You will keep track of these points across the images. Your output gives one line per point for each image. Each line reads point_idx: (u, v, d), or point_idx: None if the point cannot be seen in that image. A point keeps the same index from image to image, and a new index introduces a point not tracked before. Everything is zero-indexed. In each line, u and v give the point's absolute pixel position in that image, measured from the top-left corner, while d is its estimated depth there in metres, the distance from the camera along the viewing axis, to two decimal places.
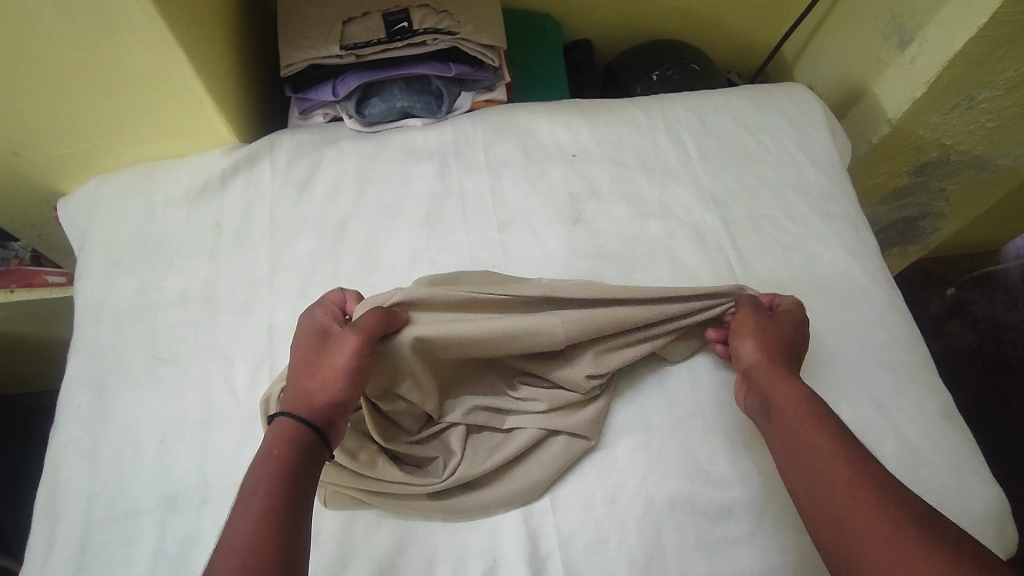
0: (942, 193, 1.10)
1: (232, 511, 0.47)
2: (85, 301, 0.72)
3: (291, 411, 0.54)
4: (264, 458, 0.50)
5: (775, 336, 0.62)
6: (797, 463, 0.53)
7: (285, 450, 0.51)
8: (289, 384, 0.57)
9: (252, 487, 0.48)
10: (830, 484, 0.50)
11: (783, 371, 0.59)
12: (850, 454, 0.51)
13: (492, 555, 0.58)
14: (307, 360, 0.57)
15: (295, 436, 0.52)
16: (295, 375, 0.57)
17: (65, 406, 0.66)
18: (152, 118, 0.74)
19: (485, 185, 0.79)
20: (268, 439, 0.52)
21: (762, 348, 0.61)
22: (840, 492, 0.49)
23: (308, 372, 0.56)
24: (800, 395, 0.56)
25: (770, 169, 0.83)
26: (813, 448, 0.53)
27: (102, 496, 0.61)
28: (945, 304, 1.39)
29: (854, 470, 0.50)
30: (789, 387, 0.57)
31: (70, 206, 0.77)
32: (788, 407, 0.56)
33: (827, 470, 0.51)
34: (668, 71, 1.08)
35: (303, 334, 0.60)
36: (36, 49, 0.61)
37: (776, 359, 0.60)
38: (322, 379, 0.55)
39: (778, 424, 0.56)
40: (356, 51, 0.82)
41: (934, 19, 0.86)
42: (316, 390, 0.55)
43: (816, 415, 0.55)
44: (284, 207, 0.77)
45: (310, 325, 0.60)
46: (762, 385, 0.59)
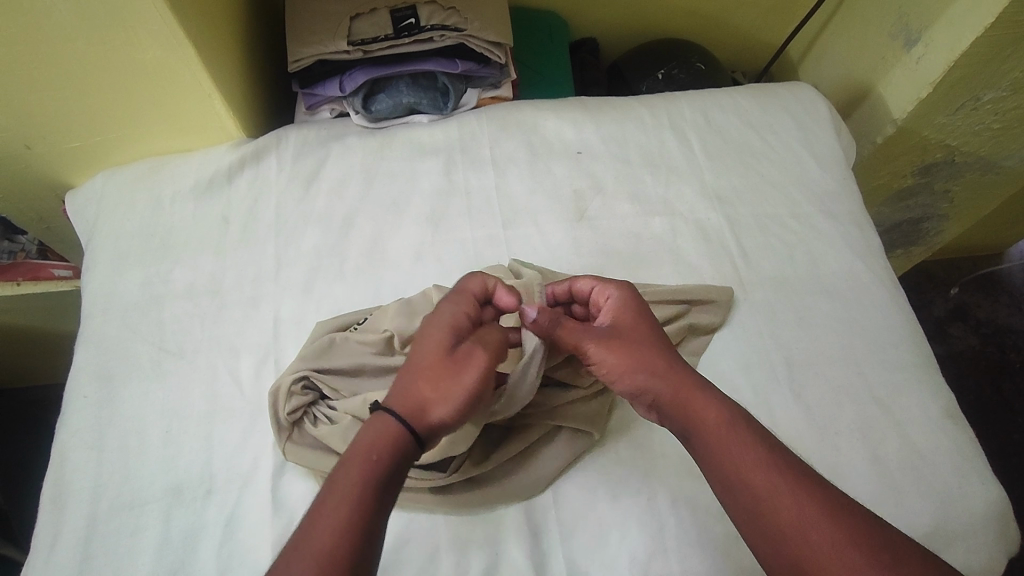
0: (947, 194, 1.10)
1: (320, 509, 0.45)
2: (92, 292, 0.73)
3: (402, 412, 0.50)
4: (361, 461, 0.47)
5: (635, 349, 0.55)
6: (735, 497, 0.48)
7: (385, 459, 0.48)
8: (408, 379, 0.52)
9: (338, 489, 0.46)
10: (776, 520, 0.46)
11: (690, 386, 0.53)
12: (792, 479, 0.47)
13: (495, 549, 0.58)
14: (433, 358, 0.52)
15: (399, 447, 0.49)
16: (417, 373, 0.52)
17: (71, 396, 0.67)
18: (161, 113, 0.74)
19: (490, 182, 0.79)
20: (367, 436, 0.49)
21: (632, 376, 0.54)
22: (790, 529, 0.45)
23: (432, 378, 0.51)
24: (721, 416, 0.51)
25: (774, 167, 0.83)
26: (750, 479, 0.47)
27: (108, 486, 0.62)
28: (949, 307, 1.39)
29: (796, 488, 0.46)
30: (703, 410, 0.52)
31: (78, 198, 0.78)
32: (712, 434, 0.50)
33: (770, 502, 0.46)
34: (674, 69, 1.09)
35: (437, 321, 0.55)
36: (47, 43, 0.62)
37: (661, 378, 0.54)
38: (443, 388, 0.51)
39: (705, 454, 0.50)
40: (363, 47, 0.82)
41: (941, 19, 0.86)
42: (433, 397, 0.51)
43: (744, 437, 0.49)
44: (290, 202, 0.77)
45: (451, 315, 0.55)
46: (675, 414, 0.53)
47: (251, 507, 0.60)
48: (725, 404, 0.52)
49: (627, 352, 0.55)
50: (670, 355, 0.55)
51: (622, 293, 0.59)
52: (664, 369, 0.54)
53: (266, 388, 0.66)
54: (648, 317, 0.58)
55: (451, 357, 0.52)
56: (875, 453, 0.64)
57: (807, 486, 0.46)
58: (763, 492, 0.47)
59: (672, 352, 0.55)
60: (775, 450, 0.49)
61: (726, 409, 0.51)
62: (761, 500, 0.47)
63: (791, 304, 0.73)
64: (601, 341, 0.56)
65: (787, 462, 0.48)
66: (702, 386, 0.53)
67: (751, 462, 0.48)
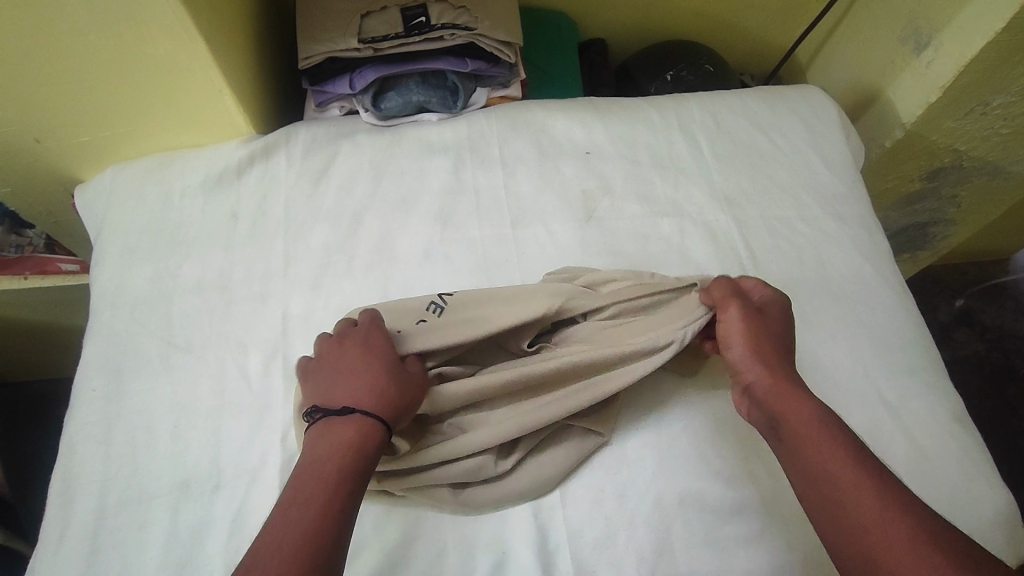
0: (954, 199, 1.09)
1: (292, 488, 0.50)
2: (101, 286, 0.73)
3: (376, 407, 0.54)
4: (335, 461, 0.51)
5: (766, 341, 0.59)
6: (817, 489, 0.50)
7: (365, 450, 0.52)
8: (359, 385, 0.56)
9: (313, 477, 0.50)
10: (853, 510, 0.47)
11: (790, 386, 0.56)
12: (872, 478, 0.48)
13: (502, 547, 0.58)
14: (388, 364, 0.57)
15: (372, 435, 0.53)
16: (367, 376, 0.56)
17: (80, 390, 0.67)
18: (172, 108, 0.74)
19: (499, 181, 0.79)
20: (338, 439, 0.52)
21: (750, 345, 0.59)
22: (867, 520, 0.46)
23: (385, 377, 0.56)
24: (810, 415, 0.53)
25: (783, 170, 0.83)
26: (833, 470, 0.50)
27: (115, 480, 0.62)
28: (954, 312, 1.39)
29: (872, 483, 0.48)
30: (799, 402, 0.54)
31: (87, 193, 0.78)
32: (800, 431, 0.53)
33: (850, 495, 0.48)
34: (683, 71, 1.09)
35: (375, 339, 0.59)
36: (61, 38, 0.62)
37: (772, 359, 0.58)
38: (405, 388, 0.57)
39: (793, 447, 0.53)
40: (373, 44, 0.82)
41: (951, 23, 0.86)
42: (399, 395, 0.56)
43: (834, 436, 0.52)
44: (299, 199, 0.77)
45: (382, 332, 0.60)
46: (767, 398, 0.56)
47: (259, 502, 0.60)
48: (820, 408, 0.54)
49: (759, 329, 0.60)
50: (783, 358, 0.59)
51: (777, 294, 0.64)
52: (776, 359, 0.58)
53: (274, 384, 0.66)
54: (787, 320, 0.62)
55: (404, 364, 0.58)
56: (882, 457, 0.64)
57: (885, 487, 0.48)
58: (843, 485, 0.49)
59: (786, 356, 0.59)
60: (860, 452, 0.50)
61: (820, 413, 0.54)
62: (840, 492, 0.48)
63: (799, 306, 0.73)
64: (746, 313, 0.61)
65: (870, 463, 0.50)
66: (799, 388, 0.56)
67: (835, 457, 0.50)
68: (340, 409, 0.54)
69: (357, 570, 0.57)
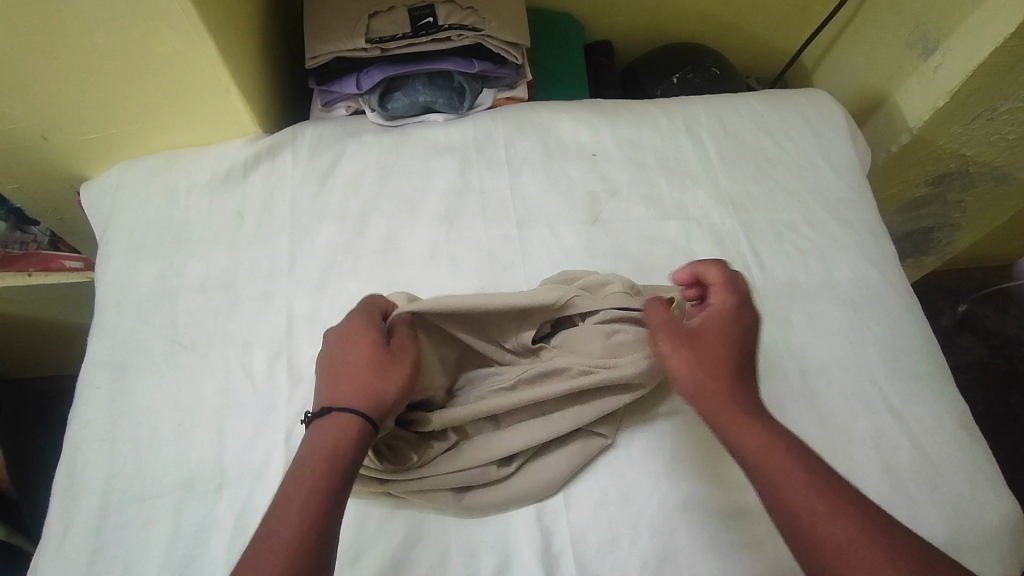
0: (960, 205, 1.09)
1: (281, 489, 0.49)
2: (106, 284, 0.73)
3: (354, 405, 0.53)
4: (320, 466, 0.50)
5: (708, 358, 0.55)
6: (782, 516, 0.48)
7: (349, 450, 0.51)
8: (350, 380, 0.54)
9: (301, 480, 0.49)
10: (818, 535, 0.45)
11: (739, 408, 0.53)
12: (835, 499, 0.47)
13: (505, 550, 0.58)
14: (366, 356, 0.56)
15: (355, 434, 0.52)
16: (359, 370, 0.55)
17: (84, 387, 0.67)
18: (179, 106, 0.74)
19: (505, 182, 0.79)
20: (322, 442, 0.51)
21: (686, 374, 0.54)
22: (833, 547, 0.45)
23: (377, 370, 0.55)
24: (764, 437, 0.51)
25: (790, 173, 0.83)
26: (795, 496, 0.47)
27: (119, 479, 0.62)
28: (957, 318, 1.39)
29: (838, 502, 0.46)
30: (750, 427, 0.51)
31: (93, 190, 0.78)
32: (758, 456, 0.50)
33: (813, 521, 0.46)
34: (689, 74, 1.09)
35: (355, 329, 0.58)
36: (69, 35, 0.62)
37: (715, 382, 0.54)
38: (384, 377, 0.55)
39: (753, 472, 0.50)
40: (381, 45, 0.82)
41: (960, 29, 0.86)
42: (379, 384, 0.54)
43: (793, 456, 0.49)
44: (305, 199, 0.77)
45: (362, 320, 0.59)
46: (720, 424, 0.53)
47: (262, 502, 0.60)
48: (774, 425, 0.52)
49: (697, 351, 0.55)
50: (732, 370, 0.54)
51: (725, 299, 0.58)
52: (718, 384, 0.54)
53: (278, 383, 0.66)
54: (745, 324, 0.57)
55: (384, 351, 0.56)
56: (887, 463, 0.64)
57: (846, 505, 0.46)
58: (803, 511, 0.47)
59: (736, 368, 0.55)
60: (819, 470, 0.48)
61: (775, 431, 0.51)
62: (803, 518, 0.47)
63: (805, 311, 0.72)
64: (680, 338, 0.56)
65: (830, 481, 0.48)
66: (751, 407, 0.53)
67: (796, 480, 0.48)
68: (319, 411, 0.53)
69: (360, 571, 0.56)
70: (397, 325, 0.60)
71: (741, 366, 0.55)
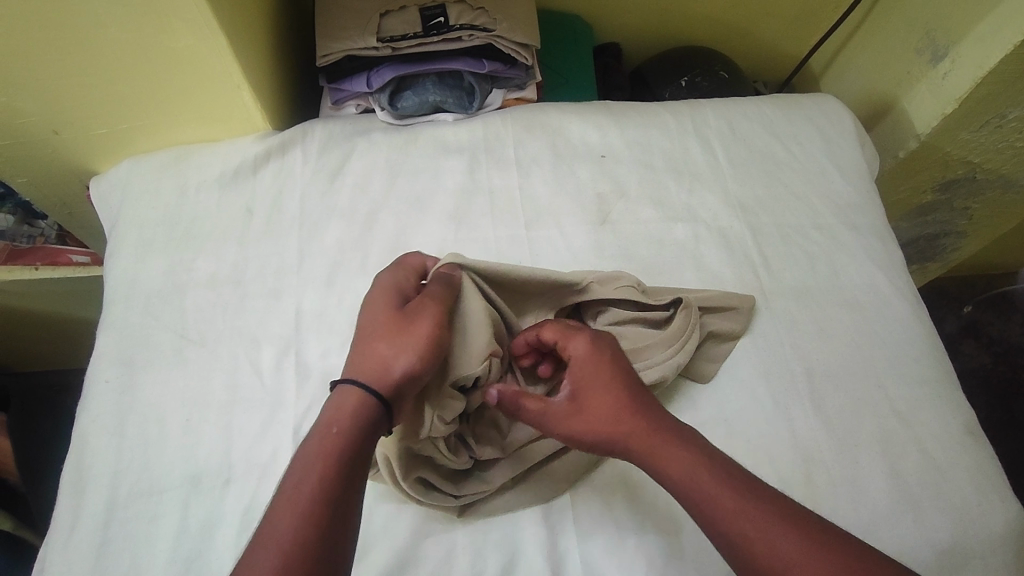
0: (966, 211, 1.09)
1: (283, 480, 0.47)
2: (115, 278, 0.73)
3: (361, 375, 0.53)
4: (312, 462, 0.48)
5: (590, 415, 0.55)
6: (723, 542, 0.48)
7: (345, 432, 0.50)
8: (363, 349, 0.55)
9: (303, 472, 0.47)
10: (761, 555, 0.46)
11: (655, 443, 0.53)
12: (771, 516, 0.48)
13: (511, 550, 0.58)
14: (383, 322, 0.56)
15: (359, 413, 0.51)
16: (372, 338, 0.55)
17: (93, 381, 0.67)
18: (189, 102, 0.74)
19: (514, 182, 0.79)
20: (319, 431, 0.50)
21: (583, 430, 0.55)
22: (773, 563, 0.46)
23: (384, 338, 0.55)
24: (688, 461, 0.51)
25: (798, 177, 0.83)
26: (729, 516, 0.48)
27: (127, 472, 0.62)
28: (960, 324, 1.39)
29: (775, 520, 0.47)
30: (675, 452, 0.52)
31: (103, 185, 0.78)
32: (683, 484, 0.50)
33: (749, 539, 0.47)
34: (698, 77, 1.09)
35: (380, 294, 0.59)
36: (82, 30, 0.62)
37: (619, 420, 0.54)
38: (395, 345, 0.54)
39: (686, 498, 0.50)
40: (392, 43, 0.82)
41: (970, 35, 0.86)
42: (388, 351, 0.54)
43: (719, 474, 0.50)
44: (314, 196, 0.77)
45: (389, 284, 0.60)
46: (644, 456, 0.53)
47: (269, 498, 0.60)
48: (693, 442, 0.52)
49: (583, 401, 0.56)
50: (627, 413, 0.55)
51: (581, 338, 0.60)
52: (624, 422, 0.54)
53: (286, 380, 0.66)
54: (611, 354, 0.59)
55: (400, 317, 0.56)
56: (893, 467, 0.64)
57: (782, 519, 0.47)
58: (741, 532, 0.47)
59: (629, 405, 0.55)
60: (746, 484, 0.50)
61: (698, 450, 0.52)
62: (744, 543, 0.47)
63: (813, 315, 0.73)
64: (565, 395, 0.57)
65: (761, 494, 0.49)
66: (671, 432, 0.53)
67: (729, 499, 0.49)
68: (334, 383, 0.54)
69: (367, 569, 0.57)
70: (432, 284, 0.60)
71: (634, 392, 0.56)
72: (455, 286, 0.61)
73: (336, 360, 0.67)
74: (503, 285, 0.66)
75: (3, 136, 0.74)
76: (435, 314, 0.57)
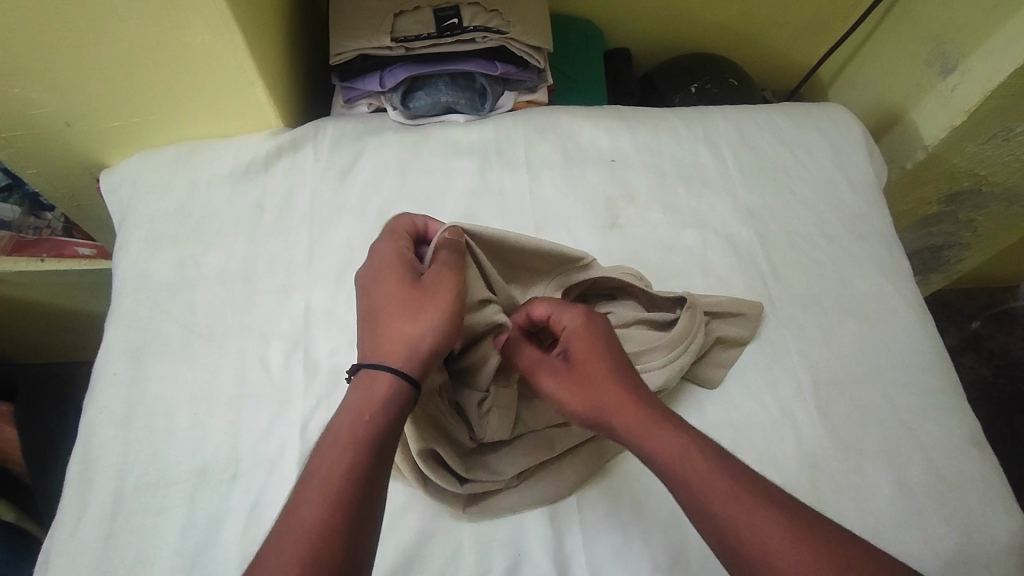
0: (970, 223, 1.09)
1: (312, 462, 0.47)
2: (125, 271, 0.73)
3: (389, 354, 0.52)
4: (341, 447, 0.47)
5: (582, 384, 0.56)
6: (704, 525, 0.47)
7: (377, 414, 0.49)
8: (383, 324, 0.54)
9: (332, 456, 0.47)
10: (746, 542, 0.45)
11: (643, 420, 0.53)
12: (760, 501, 0.47)
13: (517, 550, 0.58)
14: (403, 296, 0.55)
15: (390, 397, 0.50)
16: (391, 313, 0.54)
17: (101, 373, 0.67)
18: (203, 98, 0.75)
19: (524, 184, 0.80)
20: (347, 414, 0.49)
21: (570, 400, 0.56)
22: (757, 550, 0.45)
23: (404, 312, 0.54)
24: (677, 443, 0.51)
25: (807, 186, 0.83)
26: (714, 499, 0.47)
27: (134, 465, 0.62)
28: (962, 337, 1.39)
29: (763, 508, 0.46)
30: (664, 433, 0.51)
31: (113, 178, 0.79)
32: (669, 466, 0.50)
33: (733, 524, 0.46)
34: (707, 84, 1.09)
35: (386, 264, 0.57)
36: (100, 24, 0.62)
37: (605, 396, 0.55)
38: (420, 319, 0.53)
39: (673, 481, 0.49)
40: (406, 43, 0.83)
41: (979, 48, 0.87)
42: (413, 325, 0.53)
43: (706, 458, 0.49)
44: (325, 193, 0.77)
45: (395, 254, 0.58)
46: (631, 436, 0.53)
47: (277, 493, 0.60)
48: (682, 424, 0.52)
49: (571, 376, 0.57)
50: (618, 385, 0.55)
51: (577, 314, 0.60)
52: (613, 399, 0.54)
53: (295, 375, 0.66)
54: (602, 331, 0.59)
55: (419, 289, 0.55)
56: (899, 477, 0.64)
57: (771, 507, 0.46)
58: (724, 518, 0.46)
59: (619, 380, 0.55)
60: (733, 467, 0.49)
61: (686, 433, 0.51)
62: (726, 528, 0.46)
63: (820, 323, 0.73)
64: (553, 374, 0.57)
65: (748, 479, 0.48)
66: (660, 413, 0.53)
67: (715, 482, 0.48)
68: (355, 364, 0.53)
69: (372, 566, 0.57)
70: (440, 249, 0.59)
71: (626, 373, 0.56)
72: (462, 252, 0.59)
73: (345, 358, 0.67)
74: (508, 260, 0.67)
75: (17, 126, 0.74)
76: (456, 283, 0.55)
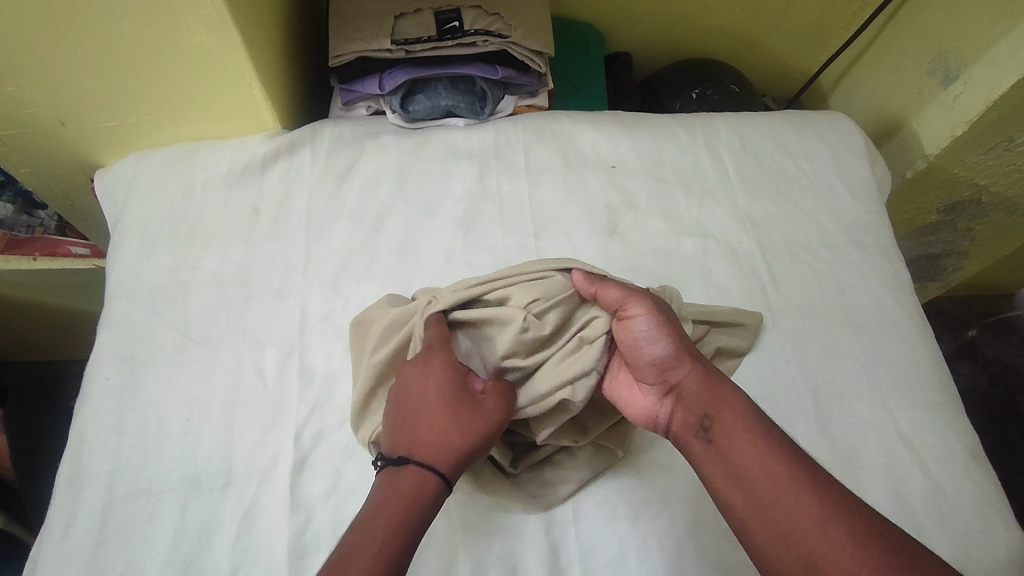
0: (969, 232, 1.09)
1: (354, 535, 0.46)
2: (118, 274, 0.72)
3: (436, 458, 0.50)
4: (384, 534, 0.46)
5: (674, 326, 0.56)
6: (751, 492, 0.47)
7: (422, 509, 0.48)
8: (428, 432, 0.51)
9: (374, 534, 0.46)
10: (795, 512, 0.45)
11: (717, 379, 0.54)
12: (806, 475, 0.46)
13: (513, 562, 0.58)
14: (452, 407, 0.52)
15: (432, 495, 0.49)
16: (440, 422, 0.51)
17: (92, 377, 0.66)
18: (200, 99, 0.74)
19: (523, 189, 0.79)
20: (398, 499, 0.48)
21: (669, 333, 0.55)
22: (809, 531, 0.44)
23: (455, 423, 0.51)
24: (736, 407, 0.51)
25: (808, 195, 0.83)
26: (766, 476, 0.47)
27: (125, 472, 0.61)
28: (957, 345, 1.39)
29: (809, 483, 0.46)
30: (730, 399, 0.52)
31: (107, 178, 0.77)
32: (727, 426, 0.50)
33: (784, 500, 0.46)
34: (708, 90, 1.09)
35: (437, 370, 0.54)
36: (95, 23, 0.61)
37: (689, 349, 0.56)
38: (472, 432, 0.51)
39: (726, 442, 0.50)
40: (406, 46, 0.82)
41: (982, 59, 0.87)
42: (464, 441, 0.51)
43: (756, 426, 0.50)
44: (321, 198, 0.77)
45: (448, 364, 0.55)
46: (700, 396, 0.53)
47: (270, 502, 0.60)
48: (742, 393, 0.53)
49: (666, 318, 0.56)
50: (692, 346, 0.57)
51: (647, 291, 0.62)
52: (694, 357, 0.55)
53: (290, 383, 0.66)
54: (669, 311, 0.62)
55: (472, 404, 0.53)
56: (897, 490, 0.64)
57: (816, 482, 0.46)
58: (774, 490, 0.46)
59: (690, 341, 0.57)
60: (785, 444, 0.49)
61: (741, 399, 0.52)
62: (774, 498, 0.46)
63: (820, 333, 0.72)
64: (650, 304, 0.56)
65: (793, 454, 0.48)
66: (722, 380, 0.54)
67: (768, 458, 0.48)
68: (398, 458, 0.50)
69: None
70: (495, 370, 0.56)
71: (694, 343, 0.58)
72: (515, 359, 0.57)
73: (340, 364, 0.67)
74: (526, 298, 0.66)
75: (11, 125, 0.73)
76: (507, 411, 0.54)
